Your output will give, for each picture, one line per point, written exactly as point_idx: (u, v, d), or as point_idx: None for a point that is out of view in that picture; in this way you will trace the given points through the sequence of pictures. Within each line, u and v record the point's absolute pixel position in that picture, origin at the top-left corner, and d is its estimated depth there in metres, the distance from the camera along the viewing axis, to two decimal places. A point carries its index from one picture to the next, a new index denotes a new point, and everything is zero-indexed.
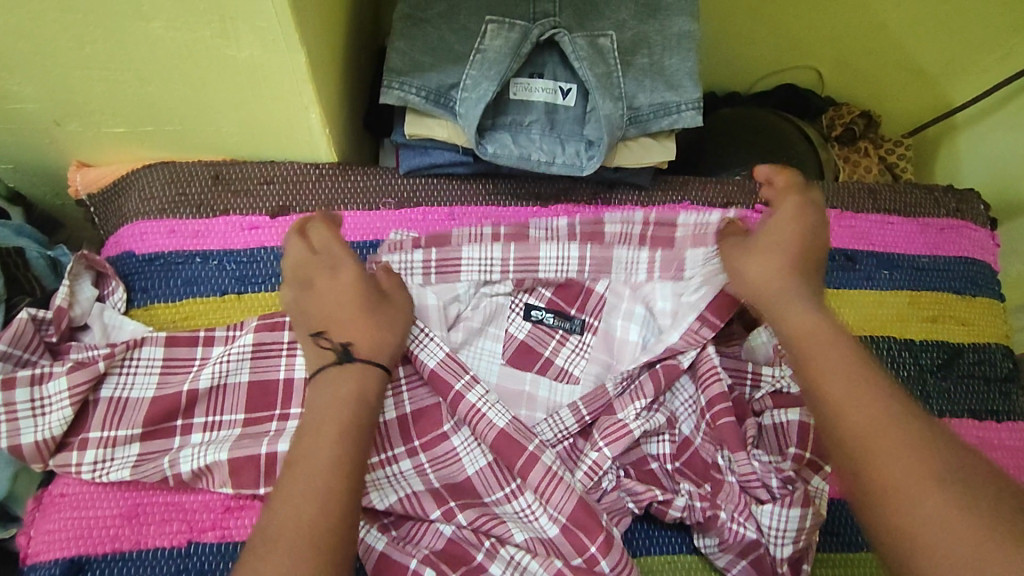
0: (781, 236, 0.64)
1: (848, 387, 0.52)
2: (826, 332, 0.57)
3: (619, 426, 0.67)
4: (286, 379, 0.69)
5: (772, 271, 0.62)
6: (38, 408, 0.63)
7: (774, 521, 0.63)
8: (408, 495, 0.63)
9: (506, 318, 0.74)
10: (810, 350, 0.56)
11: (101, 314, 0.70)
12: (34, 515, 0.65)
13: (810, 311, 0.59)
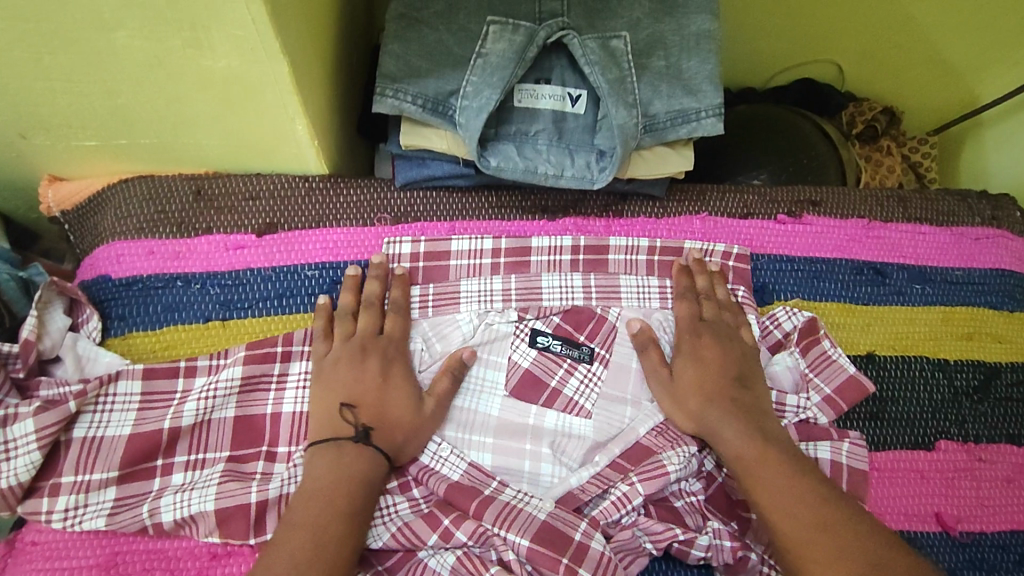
0: (707, 364, 0.65)
1: (796, 497, 0.56)
2: (760, 453, 0.59)
3: (656, 466, 0.63)
4: (274, 413, 0.63)
5: (691, 395, 0.64)
6: (4, 452, 0.56)
7: None
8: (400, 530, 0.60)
9: (509, 346, 0.68)
10: (755, 476, 0.59)
11: (74, 344, 0.64)
12: (5, 562, 0.58)
13: (741, 431, 0.61)
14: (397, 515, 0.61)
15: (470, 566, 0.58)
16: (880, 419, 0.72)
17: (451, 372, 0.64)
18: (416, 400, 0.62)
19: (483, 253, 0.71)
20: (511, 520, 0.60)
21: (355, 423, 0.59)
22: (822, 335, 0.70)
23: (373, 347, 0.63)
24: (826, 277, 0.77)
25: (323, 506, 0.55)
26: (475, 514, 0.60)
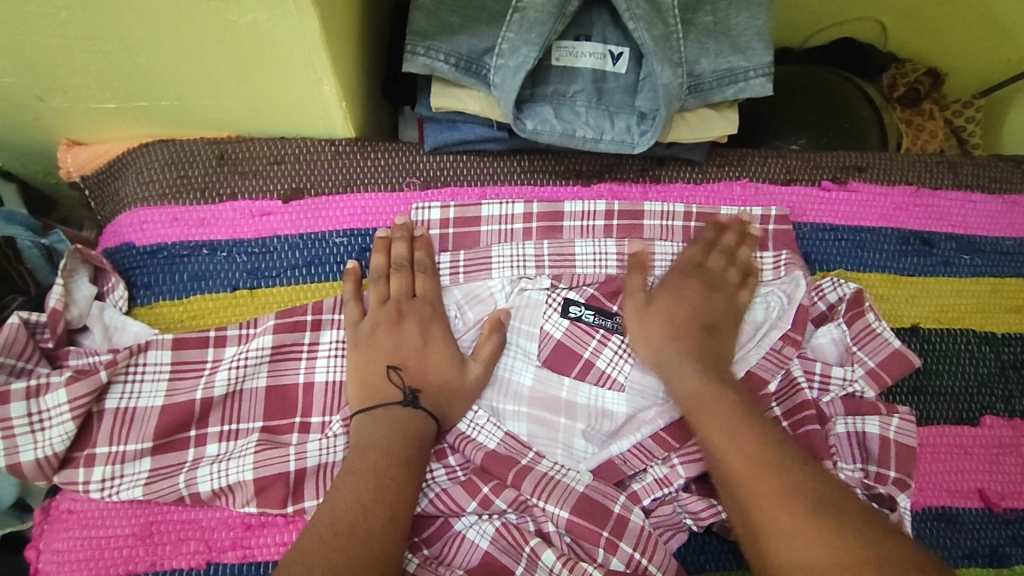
0: (676, 297, 0.64)
1: (725, 434, 0.54)
2: (712, 392, 0.57)
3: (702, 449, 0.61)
4: (306, 383, 0.62)
5: (659, 337, 0.62)
6: (37, 423, 0.55)
7: None
8: (441, 498, 0.59)
9: (542, 315, 0.66)
10: (697, 407, 0.57)
11: (101, 314, 0.62)
12: (42, 528, 0.58)
13: (698, 369, 0.59)
14: (433, 482, 0.60)
15: (512, 535, 0.58)
16: (924, 393, 0.70)
17: (495, 333, 0.63)
18: (456, 361, 0.61)
19: (514, 218, 0.68)
20: (552, 490, 0.58)
21: (403, 386, 0.59)
22: (867, 307, 0.68)
23: (410, 312, 0.62)
24: (870, 246, 0.74)
25: (373, 461, 0.53)
26: (513, 483, 0.59)
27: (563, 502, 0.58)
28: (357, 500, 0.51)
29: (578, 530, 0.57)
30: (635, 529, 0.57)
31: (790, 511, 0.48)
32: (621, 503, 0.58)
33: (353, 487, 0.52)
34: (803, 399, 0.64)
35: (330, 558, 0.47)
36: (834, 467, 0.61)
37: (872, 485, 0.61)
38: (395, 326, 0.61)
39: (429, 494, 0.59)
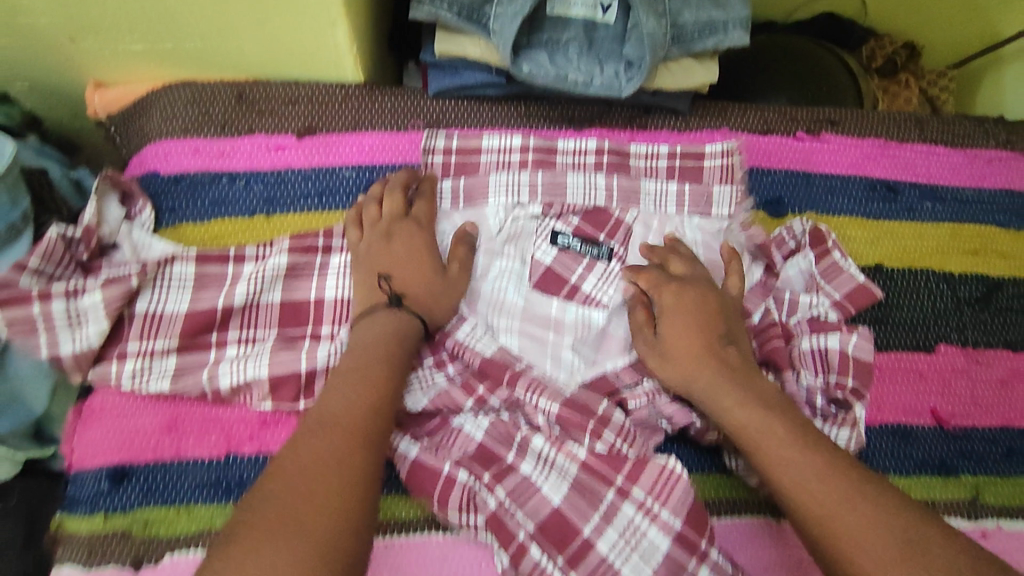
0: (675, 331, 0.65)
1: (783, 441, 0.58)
2: (771, 435, 0.58)
3: None
4: (317, 298, 0.67)
5: (691, 369, 0.63)
6: (75, 321, 0.60)
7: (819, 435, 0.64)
8: (438, 394, 0.65)
9: (532, 244, 0.73)
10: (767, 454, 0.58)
11: (130, 234, 0.65)
12: (75, 424, 0.64)
13: (747, 407, 0.60)
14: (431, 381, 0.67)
15: (504, 427, 0.64)
16: (885, 323, 0.76)
17: (468, 241, 0.69)
18: (441, 275, 0.66)
19: (512, 150, 0.75)
20: (543, 387, 0.64)
21: (390, 292, 0.64)
22: (830, 244, 0.75)
23: (399, 228, 0.67)
24: (840, 191, 0.80)
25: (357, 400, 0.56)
26: (508, 381, 0.65)
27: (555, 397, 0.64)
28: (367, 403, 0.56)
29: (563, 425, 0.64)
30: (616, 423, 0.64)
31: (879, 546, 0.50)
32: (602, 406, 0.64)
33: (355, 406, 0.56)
34: (769, 317, 0.70)
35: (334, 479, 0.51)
36: (795, 375, 0.66)
37: (831, 390, 0.66)
38: (388, 244, 0.66)
39: (427, 391, 0.66)
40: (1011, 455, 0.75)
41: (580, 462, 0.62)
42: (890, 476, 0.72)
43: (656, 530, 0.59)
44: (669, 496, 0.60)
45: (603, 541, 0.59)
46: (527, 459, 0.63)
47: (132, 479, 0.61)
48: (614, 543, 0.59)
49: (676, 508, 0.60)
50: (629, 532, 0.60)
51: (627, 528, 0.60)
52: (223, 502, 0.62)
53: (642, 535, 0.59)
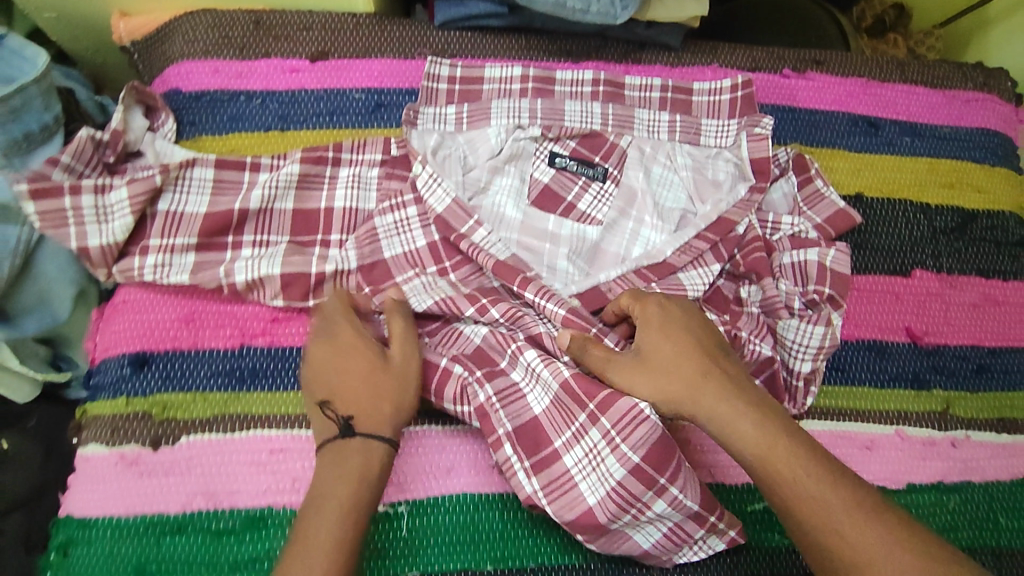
0: (657, 350, 0.61)
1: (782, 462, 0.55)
2: (771, 449, 0.56)
3: (677, 283, 0.70)
4: (327, 208, 0.71)
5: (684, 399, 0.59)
6: (102, 215, 0.64)
7: (797, 336, 0.68)
8: (442, 299, 0.67)
9: (531, 165, 0.77)
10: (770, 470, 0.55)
11: (152, 142, 0.69)
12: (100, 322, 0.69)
13: (748, 433, 0.56)
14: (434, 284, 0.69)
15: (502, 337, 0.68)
16: (864, 248, 0.81)
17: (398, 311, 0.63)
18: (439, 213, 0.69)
19: (513, 80, 0.79)
20: (552, 294, 0.68)
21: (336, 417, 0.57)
22: (812, 172, 0.80)
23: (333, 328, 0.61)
24: (823, 125, 0.84)
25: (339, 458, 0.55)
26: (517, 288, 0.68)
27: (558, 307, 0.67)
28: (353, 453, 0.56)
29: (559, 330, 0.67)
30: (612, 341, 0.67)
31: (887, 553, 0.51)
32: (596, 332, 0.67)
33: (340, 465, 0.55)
34: (754, 232, 0.74)
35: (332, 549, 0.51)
36: (775, 280, 0.71)
37: (808, 293, 0.71)
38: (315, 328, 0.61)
39: (432, 294, 0.68)
40: (981, 372, 0.79)
41: (563, 380, 0.64)
42: (867, 387, 0.77)
43: (613, 459, 0.61)
44: (633, 431, 0.61)
45: (568, 454, 0.63)
46: (517, 368, 0.67)
47: (153, 365, 0.65)
48: (577, 459, 0.63)
49: (636, 445, 0.61)
50: (592, 453, 0.62)
51: (588, 451, 0.62)
52: (238, 389, 0.65)
53: (603, 459, 0.62)
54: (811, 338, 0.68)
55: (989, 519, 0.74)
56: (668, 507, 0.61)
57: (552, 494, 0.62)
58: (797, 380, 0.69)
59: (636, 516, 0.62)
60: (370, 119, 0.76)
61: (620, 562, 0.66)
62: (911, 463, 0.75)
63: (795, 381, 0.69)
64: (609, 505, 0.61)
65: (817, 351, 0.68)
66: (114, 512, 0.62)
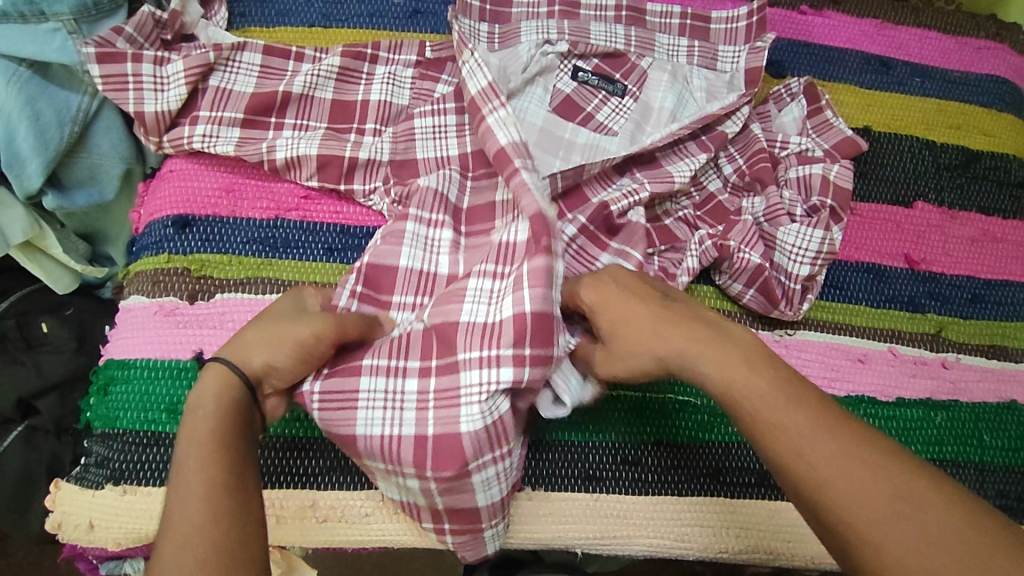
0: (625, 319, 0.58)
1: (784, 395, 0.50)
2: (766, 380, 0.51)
3: (664, 176, 0.75)
4: (363, 99, 0.75)
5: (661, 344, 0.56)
6: (159, 83, 0.69)
7: (797, 240, 0.73)
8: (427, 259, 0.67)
9: (555, 78, 0.80)
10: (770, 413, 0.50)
11: (205, 28, 0.75)
12: (143, 197, 0.74)
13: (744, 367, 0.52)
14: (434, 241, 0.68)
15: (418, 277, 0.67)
16: (868, 177, 0.84)
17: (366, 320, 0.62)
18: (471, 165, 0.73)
19: (541, 3, 0.83)
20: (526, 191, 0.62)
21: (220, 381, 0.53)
22: (823, 103, 0.82)
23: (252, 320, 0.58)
24: (836, 61, 0.88)
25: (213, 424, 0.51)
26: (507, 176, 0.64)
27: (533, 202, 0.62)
28: (216, 396, 0.52)
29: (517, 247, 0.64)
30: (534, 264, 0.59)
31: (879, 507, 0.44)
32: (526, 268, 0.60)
33: (203, 411, 0.51)
34: (758, 147, 0.78)
35: (225, 488, 0.47)
36: (777, 191, 0.76)
37: (809, 202, 0.76)
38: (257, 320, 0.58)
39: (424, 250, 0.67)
40: (975, 301, 0.82)
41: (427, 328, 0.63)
42: (863, 306, 0.80)
43: (410, 413, 0.59)
44: (450, 409, 0.59)
45: (365, 379, 0.60)
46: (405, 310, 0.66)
47: (193, 228, 0.69)
48: (373, 388, 0.60)
49: (448, 420, 0.59)
50: (388, 416, 0.59)
51: (387, 395, 0.60)
52: (269, 256, 0.70)
53: (400, 412, 0.60)
54: (811, 242, 0.73)
55: (975, 438, 0.76)
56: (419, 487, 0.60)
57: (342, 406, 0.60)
58: (794, 283, 0.73)
59: (391, 471, 0.60)
60: (406, 24, 0.80)
61: (616, 450, 0.70)
62: (902, 379, 0.78)
63: (792, 284, 0.73)
64: (373, 443, 0.59)
65: (816, 253, 0.73)
66: (149, 356, 0.66)
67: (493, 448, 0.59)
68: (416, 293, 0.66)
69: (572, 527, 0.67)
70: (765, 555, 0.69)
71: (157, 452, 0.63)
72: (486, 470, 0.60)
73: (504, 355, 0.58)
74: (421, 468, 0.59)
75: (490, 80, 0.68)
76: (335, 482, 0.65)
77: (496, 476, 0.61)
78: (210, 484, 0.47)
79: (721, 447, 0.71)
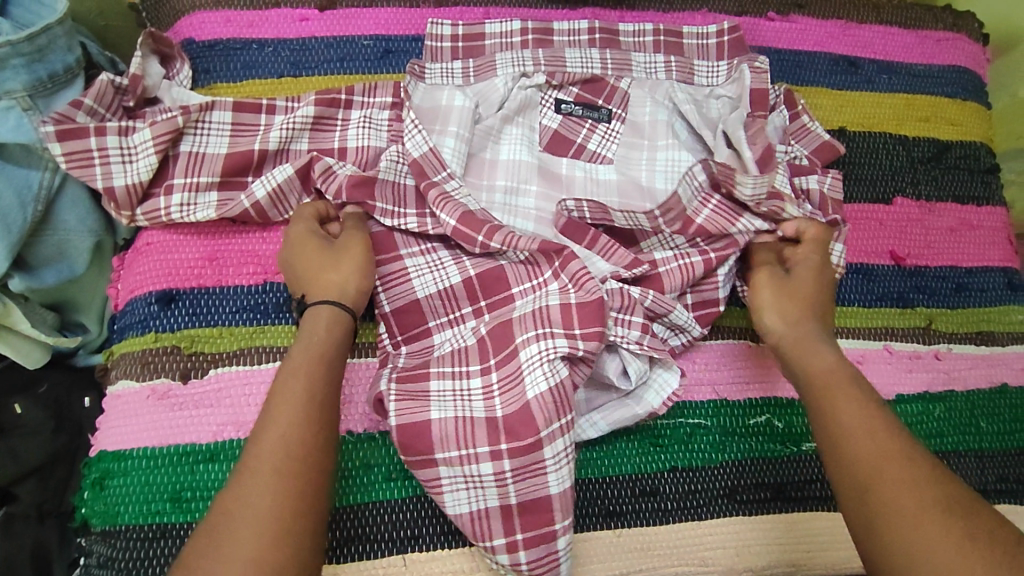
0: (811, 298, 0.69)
1: (845, 389, 0.60)
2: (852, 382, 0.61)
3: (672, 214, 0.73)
4: (341, 147, 0.72)
5: (795, 318, 0.67)
6: (127, 155, 0.66)
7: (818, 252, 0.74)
8: (445, 287, 0.68)
9: (538, 112, 0.79)
10: (836, 399, 0.59)
11: (169, 90, 0.72)
12: (120, 272, 0.70)
13: (833, 359, 0.64)
14: (439, 264, 0.69)
15: (444, 296, 0.68)
16: (848, 178, 0.85)
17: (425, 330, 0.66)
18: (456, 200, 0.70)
19: (513, 33, 0.81)
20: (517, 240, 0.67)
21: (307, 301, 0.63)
22: (801, 108, 0.83)
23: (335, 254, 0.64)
24: (807, 65, 0.89)
25: (319, 351, 0.58)
26: (485, 235, 0.66)
27: (529, 242, 0.67)
28: (323, 322, 0.60)
29: (540, 260, 0.68)
30: (572, 268, 0.66)
31: (910, 501, 0.51)
32: (569, 270, 0.66)
33: (313, 334, 0.59)
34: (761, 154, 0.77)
35: (311, 399, 0.55)
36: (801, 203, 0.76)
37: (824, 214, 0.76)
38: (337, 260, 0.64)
39: (437, 277, 0.68)
40: (960, 290, 0.85)
41: (478, 336, 0.65)
42: (857, 307, 0.81)
43: (480, 404, 0.62)
44: (517, 388, 0.62)
45: (436, 381, 0.63)
46: (441, 332, 0.67)
47: (179, 301, 0.67)
48: (442, 388, 0.63)
49: (514, 399, 0.62)
50: (460, 399, 0.63)
51: (455, 391, 0.63)
52: (262, 323, 0.67)
53: (468, 402, 0.63)
54: (830, 253, 0.75)
55: (973, 425, 0.79)
56: (492, 474, 0.61)
57: (401, 400, 0.61)
58: None
59: (461, 459, 0.61)
60: (379, 65, 0.78)
61: (633, 482, 0.70)
62: (900, 375, 0.79)
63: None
64: (446, 427, 0.61)
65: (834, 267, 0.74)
66: (148, 444, 0.63)
67: (560, 415, 0.61)
68: (452, 312, 0.68)
69: (598, 566, 0.67)
70: (788, 568, 0.69)
71: (166, 545, 0.60)
72: (558, 448, 0.60)
73: (555, 332, 0.63)
74: (495, 443, 0.61)
75: (430, 144, 0.70)
76: (353, 552, 0.63)
77: (568, 460, 0.61)
78: (308, 394, 0.55)
79: (736, 465, 0.72)
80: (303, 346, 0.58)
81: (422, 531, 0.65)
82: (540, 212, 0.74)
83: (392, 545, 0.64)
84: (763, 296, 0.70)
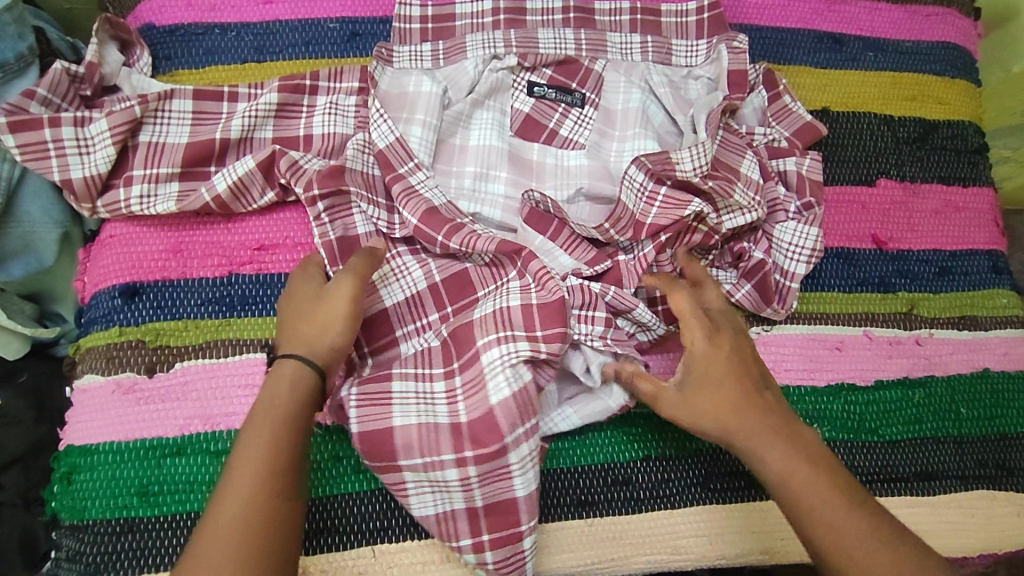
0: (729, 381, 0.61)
1: (806, 485, 0.56)
2: (811, 465, 0.57)
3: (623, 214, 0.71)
4: (306, 135, 0.71)
5: (729, 407, 0.60)
6: (83, 146, 0.65)
7: (794, 238, 0.74)
8: (413, 295, 0.67)
9: (510, 96, 0.77)
10: (804, 497, 0.56)
11: (129, 77, 0.70)
12: (86, 265, 0.70)
13: (779, 447, 0.58)
14: (405, 270, 0.68)
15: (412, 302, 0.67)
16: (830, 160, 0.84)
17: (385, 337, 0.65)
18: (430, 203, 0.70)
19: (484, 13, 0.79)
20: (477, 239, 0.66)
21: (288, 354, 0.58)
22: (781, 89, 0.81)
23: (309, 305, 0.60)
24: (791, 43, 0.86)
25: (280, 415, 0.55)
26: (447, 235, 0.66)
27: (488, 243, 0.66)
28: (288, 384, 0.56)
29: (503, 261, 0.67)
30: (534, 267, 0.65)
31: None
32: (533, 272, 0.65)
33: (274, 400, 0.55)
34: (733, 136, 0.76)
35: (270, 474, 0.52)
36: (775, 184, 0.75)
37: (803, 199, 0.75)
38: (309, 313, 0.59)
39: (404, 285, 0.67)
40: (942, 274, 0.83)
41: (443, 338, 0.65)
42: (838, 294, 0.80)
43: (444, 407, 0.62)
44: (480, 390, 0.62)
45: (397, 383, 0.62)
46: (407, 342, 0.67)
47: (142, 295, 0.66)
48: (405, 390, 0.62)
49: (478, 404, 0.62)
50: (425, 399, 0.63)
51: (419, 394, 0.62)
52: (228, 316, 0.66)
53: (433, 406, 0.62)
54: (806, 240, 0.73)
55: (952, 411, 0.78)
56: (459, 478, 0.61)
57: (362, 406, 0.61)
58: (792, 281, 0.74)
59: (425, 466, 0.61)
60: (345, 48, 0.76)
61: (605, 473, 0.70)
62: (879, 361, 0.78)
63: (790, 282, 0.74)
64: (411, 434, 0.61)
65: (811, 252, 0.73)
66: (113, 439, 0.62)
67: (525, 420, 0.61)
68: (417, 322, 0.67)
69: (569, 556, 0.67)
70: (760, 555, 0.69)
71: (132, 539, 0.60)
72: (523, 452, 0.61)
73: (518, 335, 0.62)
74: (460, 450, 0.60)
75: (397, 134, 0.69)
76: (323, 544, 0.63)
77: (532, 463, 0.62)
78: (268, 469, 0.52)
79: (710, 454, 0.71)
80: (260, 416, 0.54)
81: (391, 523, 0.64)
82: (507, 200, 0.73)
83: (362, 537, 0.64)
84: (684, 393, 0.61)
